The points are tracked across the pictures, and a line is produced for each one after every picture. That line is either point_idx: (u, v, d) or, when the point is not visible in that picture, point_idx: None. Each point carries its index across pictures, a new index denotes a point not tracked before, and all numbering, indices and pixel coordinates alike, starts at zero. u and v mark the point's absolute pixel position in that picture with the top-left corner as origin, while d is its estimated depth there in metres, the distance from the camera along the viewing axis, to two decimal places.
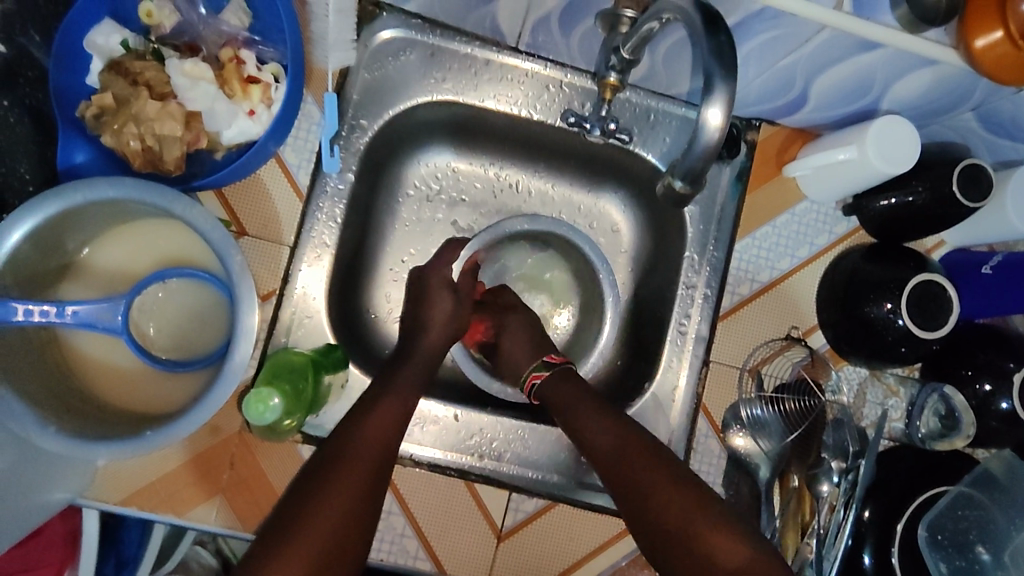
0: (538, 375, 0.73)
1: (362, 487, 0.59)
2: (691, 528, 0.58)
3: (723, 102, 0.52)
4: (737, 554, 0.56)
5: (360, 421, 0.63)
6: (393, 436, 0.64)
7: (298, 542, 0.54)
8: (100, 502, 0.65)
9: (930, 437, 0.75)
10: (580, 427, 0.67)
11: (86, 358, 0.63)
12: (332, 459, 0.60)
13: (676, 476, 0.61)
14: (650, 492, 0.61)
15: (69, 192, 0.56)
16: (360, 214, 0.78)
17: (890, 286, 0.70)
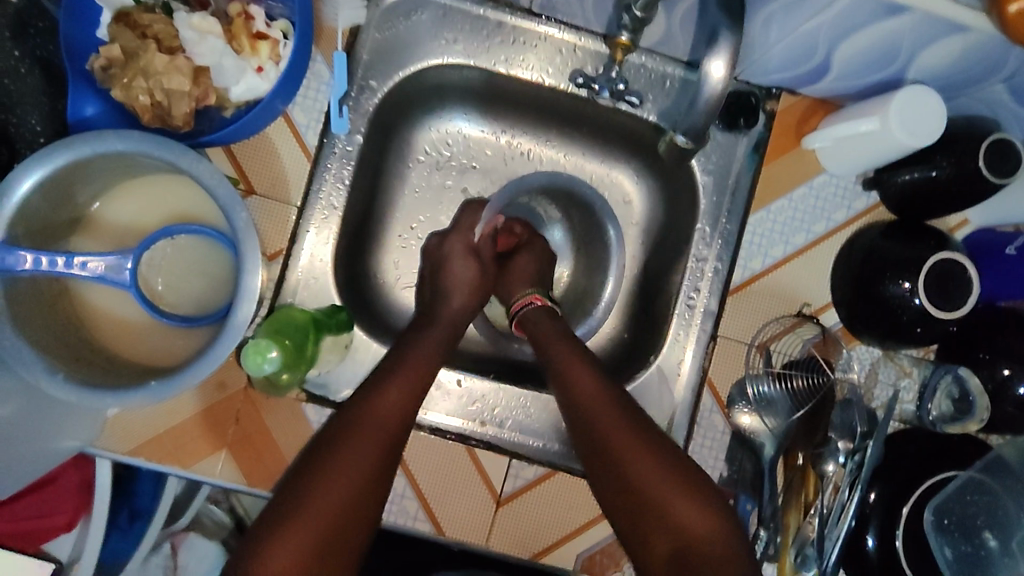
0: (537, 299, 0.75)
1: (367, 469, 0.59)
2: (671, 505, 0.59)
3: (726, 54, 0.54)
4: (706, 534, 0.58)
5: (375, 387, 0.63)
6: (405, 413, 0.63)
7: (298, 518, 0.55)
8: (109, 452, 0.67)
9: (941, 419, 0.74)
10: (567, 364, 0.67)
11: (96, 310, 0.64)
12: (344, 433, 0.60)
13: (666, 457, 0.62)
14: (633, 463, 0.61)
15: (77, 144, 0.56)
16: (368, 178, 0.78)
17: (909, 265, 0.67)
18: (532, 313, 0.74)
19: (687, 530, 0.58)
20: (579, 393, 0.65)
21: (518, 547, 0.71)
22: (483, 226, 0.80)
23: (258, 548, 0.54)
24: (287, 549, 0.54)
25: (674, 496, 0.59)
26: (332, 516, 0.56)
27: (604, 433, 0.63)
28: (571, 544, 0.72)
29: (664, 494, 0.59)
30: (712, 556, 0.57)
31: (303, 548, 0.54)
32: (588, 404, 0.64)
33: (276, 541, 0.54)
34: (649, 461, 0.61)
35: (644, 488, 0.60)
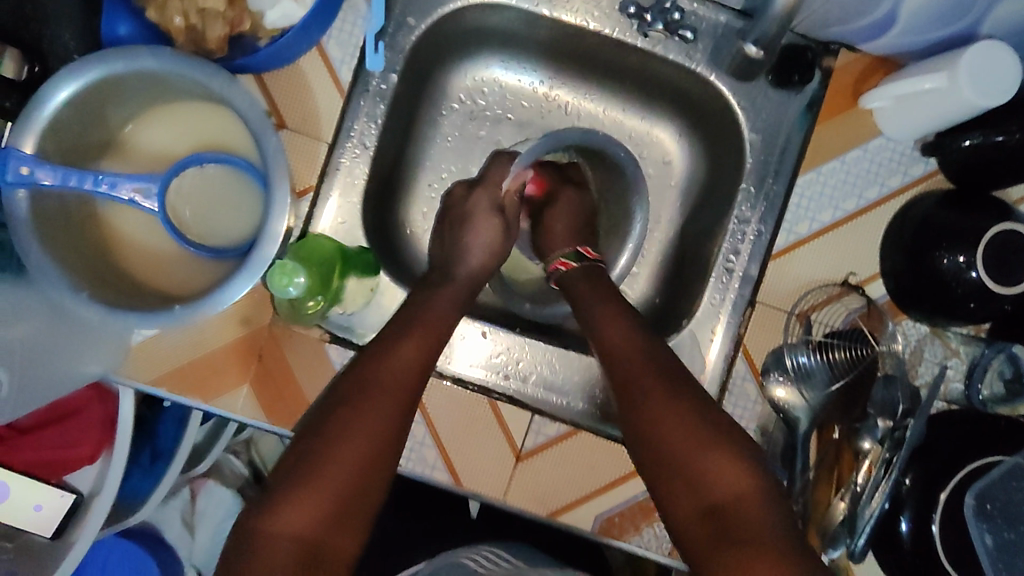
0: (564, 263, 0.73)
1: (386, 427, 0.58)
2: (695, 455, 0.56)
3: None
4: (735, 486, 0.55)
5: (389, 342, 0.62)
6: (419, 373, 0.62)
7: (317, 477, 0.54)
8: (131, 381, 0.66)
9: (992, 400, 0.70)
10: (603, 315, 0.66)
11: (123, 237, 0.63)
12: (360, 390, 0.59)
13: (694, 409, 0.59)
14: (659, 410, 0.59)
15: (109, 60, 0.55)
16: (400, 122, 0.75)
17: (966, 236, 0.63)
18: (573, 274, 0.72)
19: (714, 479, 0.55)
20: (610, 339, 0.64)
21: (536, 503, 0.69)
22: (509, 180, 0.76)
23: (274, 506, 0.53)
24: (305, 508, 0.53)
25: (700, 448, 0.56)
26: (351, 475, 0.55)
27: (635, 382, 0.61)
28: (590, 504, 0.70)
29: (688, 448, 0.57)
30: (742, 509, 0.53)
31: (322, 505, 0.53)
32: (618, 355, 0.63)
33: (291, 498, 0.53)
34: (675, 414, 0.59)
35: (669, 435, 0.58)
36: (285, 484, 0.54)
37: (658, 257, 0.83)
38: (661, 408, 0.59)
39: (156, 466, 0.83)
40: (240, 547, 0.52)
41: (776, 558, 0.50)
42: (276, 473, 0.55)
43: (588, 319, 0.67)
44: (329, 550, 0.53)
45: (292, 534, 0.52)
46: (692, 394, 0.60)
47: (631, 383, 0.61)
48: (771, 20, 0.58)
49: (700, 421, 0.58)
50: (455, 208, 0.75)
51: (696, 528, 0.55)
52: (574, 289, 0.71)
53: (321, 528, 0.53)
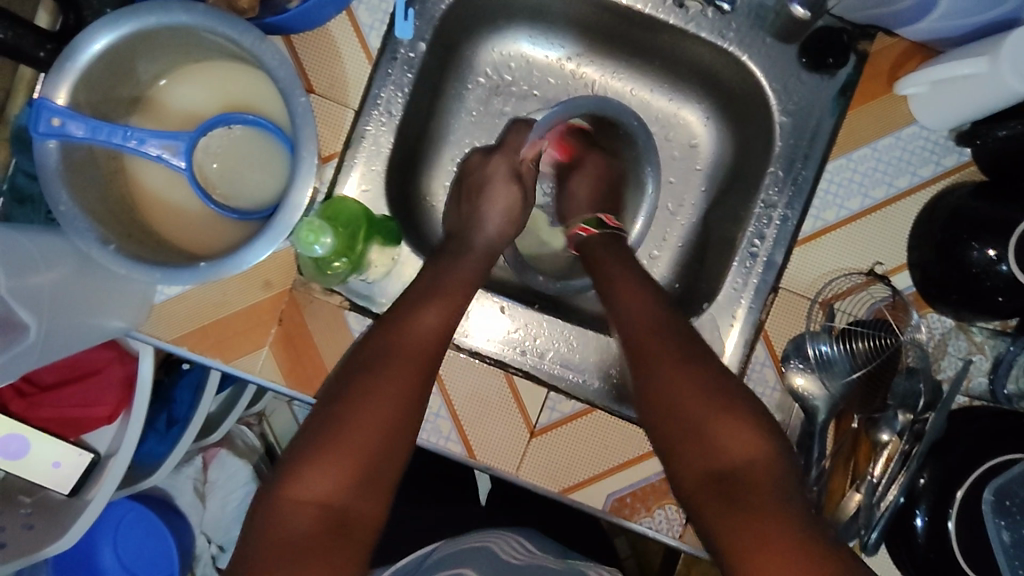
0: (587, 229, 0.74)
1: (408, 393, 0.58)
2: (709, 423, 0.57)
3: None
4: (746, 451, 0.55)
5: (412, 308, 0.62)
6: (440, 342, 0.62)
7: (342, 440, 0.55)
8: (153, 337, 0.67)
9: (1017, 395, 0.68)
10: (617, 289, 0.66)
11: (150, 193, 0.64)
12: (384, 355, 0.59)
13: (709, 377, 0.59)
14: (671, 379, 0.59)
15: (143, 13, 0.55)
16: (426, 93, 0.75)
17: (999, 228, 0.62)
18: (594, 238, 0.73)
19: (725, 447, 0.55)
20: (625, 302, 0.65)
21: (548, 480, 0.69)
22: (528, 149, 0.76)
23: (299, 472, 0.54)
24: (331, 474, 0.53)
25: (711, 412, 0.57)
26: (375, 442, 0.55)
27: (646, 350, 0.61)
28: (602, 484, 0.69)
29: (700, 412, 0.57)
30: (754, 478, 0.54)
31: (347, 472, 0.54)
32: (635, 318, 0.64)
33: (316, 465, 0.54)
34: (686, 377, 0.59)
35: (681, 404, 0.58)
36: (310, 450, 0.54)
37: (679, 242, 0.82)
38: (674, 373, 0.59)
39: (171, 431, 0.84)
40: (267, 512, 0.53)
41: (786, 522, 0.50)
42: (301, 438, 0.56)
43: (604, 286, 0.68)
44: (355, 515, 0.53)
45: (319, 500, 0.53)
46: (701, 359, 0.60)
47: (643, 348, 0.62)
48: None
49: (713, 388, 0.58)
50: (475, 183, 0.74)
51: (704, 491, 0.55)
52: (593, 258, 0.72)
53: (347, 491, 0.53)
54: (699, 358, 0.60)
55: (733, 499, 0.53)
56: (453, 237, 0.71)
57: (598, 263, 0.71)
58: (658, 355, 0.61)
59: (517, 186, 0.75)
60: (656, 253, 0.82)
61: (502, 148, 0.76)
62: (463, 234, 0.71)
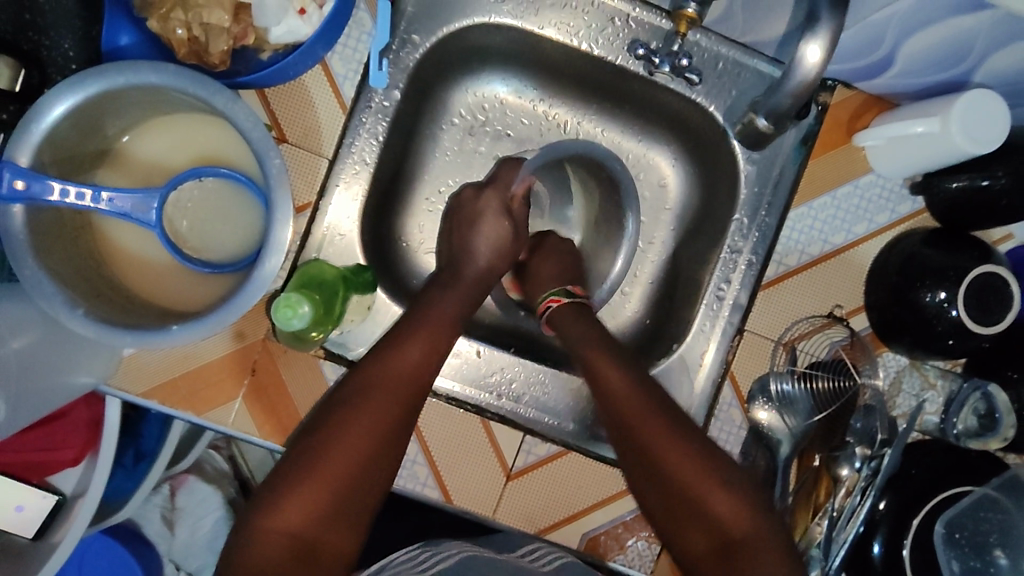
0: (557, 300, 0.73)
1: (387, 425, 0.58)
2: (707, 499, 0.59)
3: (826, 39, 0.54)
4: (740, 522, 0.58)
5: (387, 346, 0.62)
6: (421, 374, 0.61)
7: (317, 474, 0.54)
8: (119, 390, 0.66)
9: (965, 434, 0.72)
10: (598, 368, 0.66)
11: (119, 247, 0.63)
12: (365, 387, 0.59)
13: (702, 454, 0.61)
14: (666, 459, 0.61)
15: (110, 73, 0.54)
16: (401, 136, 0.75)
17: (949, 274, 0.66)
18: (564, 312, 0.71)
19: (723, 522, 0.58)
20: (608, 382, 0.65)
21: (523, 522, 0.71)
22: (517, 184, 0.75)
23: (272, 503, 0.53)
24: (303, 504, 0.53)
25: (703, 484, 0.60)
26: (349, 471, 0.55)
27: (635, 428, 0.63)
28: (575, 525, 0.71)
29: (701, 492, 0.59)
30: (754, 552, 0.57)
31: (319, 499, 0.53)
32: (617, 398, 0.64)
33: (291, 495, 0.53)
34: (680, 453, 0.61)
35: (678, 481, 0.60)
36: (285, 481, 0.54)
37: (649, 279, 0.84)
38: (669, 449, 0.61)
39: (139, 466, 0.83)
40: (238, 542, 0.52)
41: None
42: (277, 468, 0.55)
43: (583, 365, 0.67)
44: (323, 545, 0.53)
45: (289, 532, 0.52)
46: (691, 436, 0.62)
47: (635, 430, 0.63)
48: (789, 93, 0.60)
49: (705, 460, 0.61)
50: (453, 225, 0.75)
51: (706, 563, 0.58)
52: (564, 329, 0.70)
53: (317, 525, 0.53)
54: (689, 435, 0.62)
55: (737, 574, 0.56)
56: (442, 272, 0.72)
57: (569, 334, 0.70)
58: (648, 430, 0.62)
59: (508, 221, 0.75)
60: (628, 290, 0.84)
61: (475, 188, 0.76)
62: (456, 265, 0.72)
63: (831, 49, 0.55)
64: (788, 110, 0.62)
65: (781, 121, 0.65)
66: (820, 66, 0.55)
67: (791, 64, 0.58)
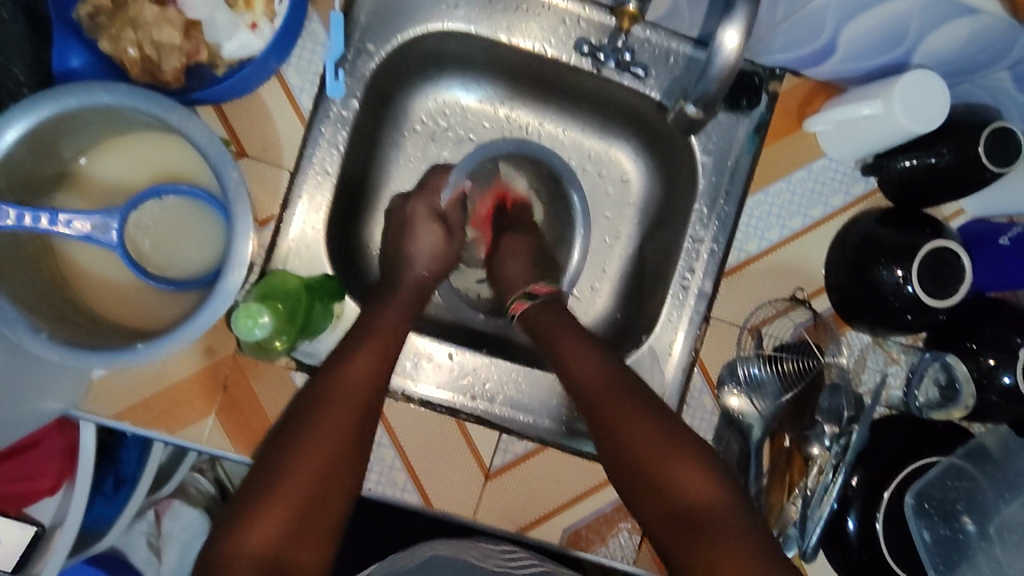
0: (521, 305, 0.75)
1: (345, 439, 0.57)
2: (667, 471, 0.60)
3: (741, 24, 0.55)
4: (702, 494, 0.59)
5: (340, 358, 0.61)
6: (376, 383, 0.61)
7: (276, 496, 0.53)
8: (91, 415, 0.66)
9: (928, 406, 0.74)
10: (568, 354, 0.68)
11: (83, 269, 0.63)
12: (318, 400, 0.59)
13: (662, 428, 0.63)
14: (629, 435, 0.63)
15: (63, 96, 0.54)
16: (363, 145, 0.76)
17: (903, 252, 0.67)
18: (530, 310, 0.74)
19: (682, 490, 0.59)
20: (570, 367, 0.67)
21: (504, 520, 0.71)
22: (449, 192, 0.78)
23: (234, 525, 0.52)
24: (267, 524, 0.52)
25: (667, 459, 0.61)
26: (310, 487, 0.54)
27: (600, 407, 0.65)
28: (554, 521, 0.72)
29: (662, 465, 0.61)
30: (716, 520, 0.58)
31: (283, 520, 0.53)
32: (584, 383, 0.66)
33: (253, 516, 0.52)
34: (643, 433, 0.62)
35: (639, 457, 0.62)
36: (248, 504, 0.53)
37: (617, 273, 0.85)
38: (633, 428, 0.63)
39: (121, 492, 0.82)
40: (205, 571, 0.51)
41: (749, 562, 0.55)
42: (239, 492, 0.55)
43: (552, 353, 0.69)
44: (291, 560, 0.52)
45: (255, 552, 0.51)
46: (652, 409, 0.64)
47: (600, 407, 0.64)
48: (715, 79, 0.59)
49: (670, 437, 0.62)
50: (406, 225, 0.75)
51: (670, 534, 0.59)
52: (536, 329, 0.73)
53: (282, 543, 0.52)
54: (653, 414, 0.63)
55: (699, 541, 0.57)
56: (397, 273, 0.72)
57: (540, 331, 0.72)
58: (611, 409, 0.64)
59: (439, 224, 0.76)
60: (597, 285, 0.85)
61: (425, 190, 0.77)
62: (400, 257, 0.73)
63: (748, 32, 0.55)
64: (716, 96, 0.61)
65: (709, 108, 0.63)
66: (739, 50, 0.56)
67: (711, 50, 0.58)
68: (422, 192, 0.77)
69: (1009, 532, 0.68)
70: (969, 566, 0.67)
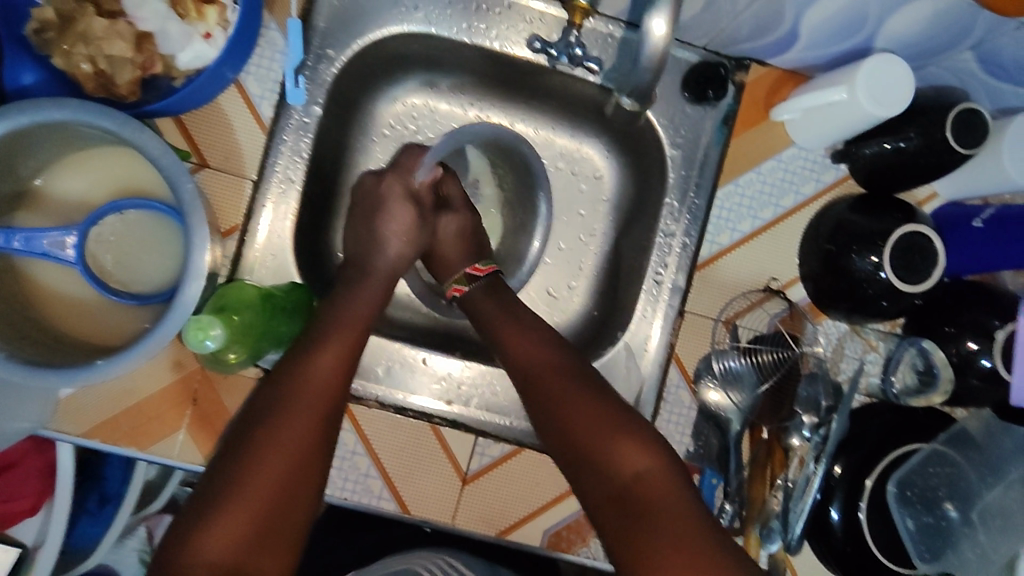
0: (459, 288, 0.74)
1: (302, 441, 0.56)
2: (605, 446, 0.59)
3: (666, 11, 0.55)
4: (642, 469, 0.57)
5: (298, 359, 0.60)
6: (339, 389, 0.59)
7: (234, 505, 0.52)
8: (62, 433, 0.65)
9: (906, 393, 0.72)
10: (509, 336, 0.67)
11: (45, 287, 0.62)
12: (276, 403, 0.57)
13: (602, 405, 0.61)
14: (567, 411, 0.61)
15: (12, 114, 0.53)
16: (329, 150, 0.75)
17: (875, 238, 0.66)
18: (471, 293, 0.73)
19: (618, 465, 0.58)
20: (517, 351, 0.66)
21: (483, 524, 0.70)
22: (425, 172, 0.74)
23: (193, 536, 0.51)
24: (226, 534, 0.51)
25: (609, 434, 0.59)
26: (273, 495, 0.53)
27: (539, 385, 0.63)
28: (533, 524, 0.71)
29: (599, 440, 0.59)
30: (652, 494, 0.56)
31: (242, 529, 0.52)
32: (526, 362, 0.65)
33: (213, 526, 0.51)
34: (582, 409, 0.61)
35: (578, 433, 0.60)
36: (210, 515, 0.52)
37: (594, 271, 0.84)
38: (582, 405, 0.61)
39: None
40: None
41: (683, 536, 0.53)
42: (197, 498, 0.53)
43: (494, 337, 0.68)
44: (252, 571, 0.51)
45: (209, 562, 0.50)
46: (594, 386, 0.63)
47: (540, 384, 0.63)
48: (646, 68, 0.58)
49: (609, 413, 0.61)
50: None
51: (607, 511, 0.57)
52: (476, 311, 0.71)
53: (242, 552, 0.51)
54: (602, 392, 0.62)
55: (634, 515, 0.55)
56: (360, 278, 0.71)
57: (480, 316, 0.71)
58: (551, 386, 0.63)
59: (413, 204, 0.73)
60: (574, 284, 0.83)
61: (397, 169, 0.74)
62: (363, 259, 0.71)
63: (673, 19, 0.56)
64: (649, 86, 0.61)
65: (644, 99, 0.63)
66: (665, 39, 0.56)
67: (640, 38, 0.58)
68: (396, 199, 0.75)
69: (991, 518, 0.69)
70: (954, 555, 0.69)
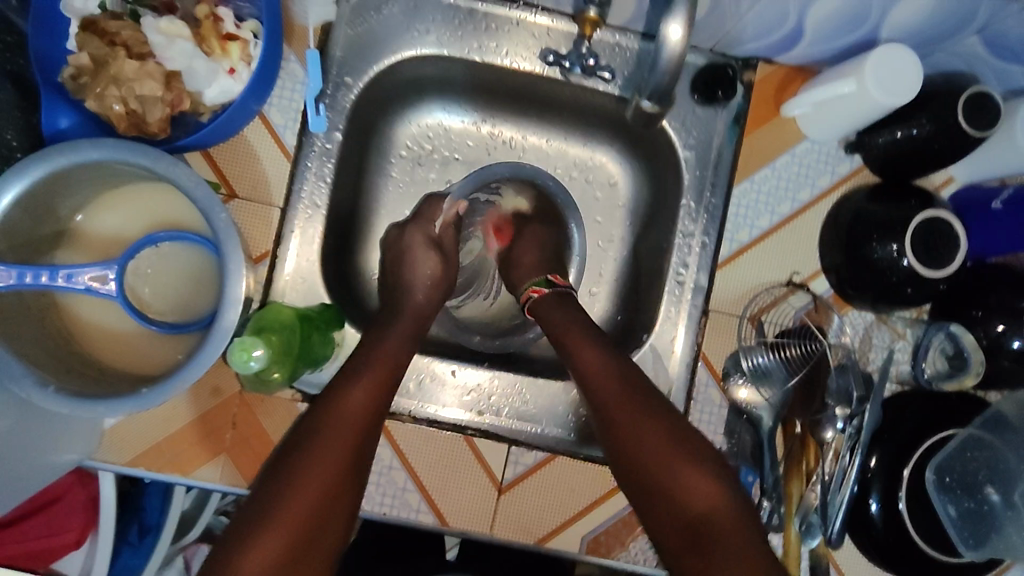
0: (538, 290, 0.74)
1: (337, 471, 0.56)
2: (676, 476, 0.58)
3: (683, 17, 0.56)
4: (709, 503, 0.57)
5: (339, 389, 0.61)
6: (373, 413, 0.61)
7: (268, 529, 0.52)
8: (107, 462, 0.67)
9: (937, 377, 0.73)
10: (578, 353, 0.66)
11: (86, 321, 0.64)
12: (310, 433, 0.58)
13: (670, 431, 0.61)
14: (637, 434, 0.61)
15: (54, 156, 0.56)
16: (352, 174, 0.78)
17: (895, 225, 0.67)
18: (548, 297, 0.73)
19: (688, 497, 0.57)
20: (587, 370, 0.65)
21: (522, 532, 0.71)
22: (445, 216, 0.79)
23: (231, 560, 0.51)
24: (259, 557, 0.51)
25: (682, 470, 0.58)
26: (303, 520, 0.53)
27: (608, 407, 0.63)
28: (572, 531, 0.71)
29: (668, 468, 0.58)
30: (723, 529, 0.55)
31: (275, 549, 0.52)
32: (597, 381, 0.64)
33: (249, 546, 0.51)
34: (652, 432, 0.60)
35: (644, 458, 0.60)
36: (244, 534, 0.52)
37: (614, 276, 0.85)
38: (643, 429, 0.61)
39: (146, 541, 0.79)
40: None
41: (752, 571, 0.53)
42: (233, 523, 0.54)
43: (563, 348, 0.68)
44: None
45: None
46: (662, 408, 0.62)
47: (608, 405, 0.63)
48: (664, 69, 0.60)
49: (678, 442, 0.60)
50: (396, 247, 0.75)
51: (680, 543, 0.57)
52: (546, 317, 0.72)
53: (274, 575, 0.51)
54: (669, 419, 0.61)
55: (709, 549, 0.55)
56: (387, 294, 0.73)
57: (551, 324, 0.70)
58: (620, 407, 0.62)
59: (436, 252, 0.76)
60: (595, 290, 0.84)
61: (420, 220, 0.77)
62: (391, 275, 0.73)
63: (690, 24, 0.57)
64: (669, 86, 0.62)
65: (665, 100, 0.64)
66: (683, 42, 0.57)
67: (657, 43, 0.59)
68: (417, 218, 0.78)
69: None
70: (1000, 539, 0.66)
